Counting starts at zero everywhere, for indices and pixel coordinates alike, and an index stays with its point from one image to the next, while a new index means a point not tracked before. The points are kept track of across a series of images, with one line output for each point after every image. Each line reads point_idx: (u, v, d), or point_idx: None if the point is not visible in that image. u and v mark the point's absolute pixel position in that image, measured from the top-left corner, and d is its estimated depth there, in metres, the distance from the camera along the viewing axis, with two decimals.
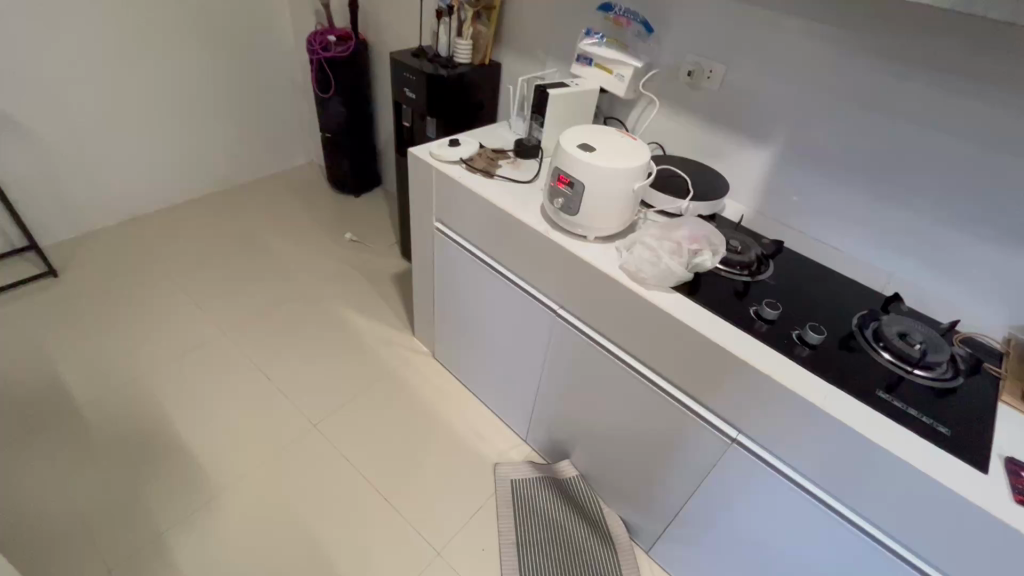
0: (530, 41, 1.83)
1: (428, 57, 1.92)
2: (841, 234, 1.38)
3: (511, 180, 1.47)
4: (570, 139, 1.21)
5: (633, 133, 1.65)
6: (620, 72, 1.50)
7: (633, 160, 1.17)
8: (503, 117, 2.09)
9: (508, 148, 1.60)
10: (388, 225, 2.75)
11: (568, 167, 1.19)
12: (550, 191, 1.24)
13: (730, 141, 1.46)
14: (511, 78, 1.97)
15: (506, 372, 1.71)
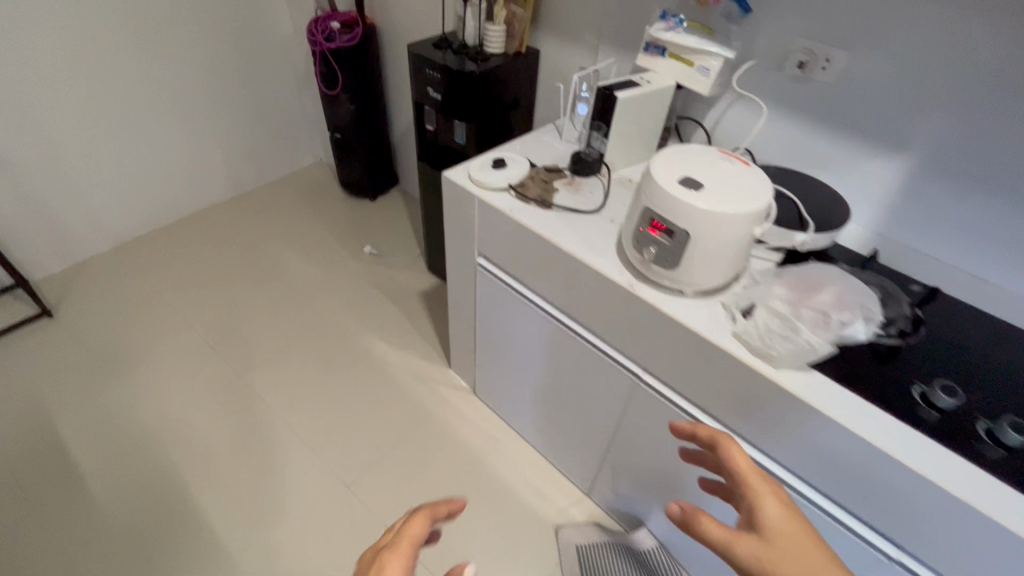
0: (577, 23, 1.51)
1: (453, 48, 1.61)
2: (1004, 268, 1.08)
3: (572, 209, 1.19)
4: (664, 170, 0.93)
5: (713, 134, 1.36)
6: (705, 65, 1.19)
7: (755, 196, 0.88)
8: (543, 114, 1.78)
9: (563, 165, 1.31)
10: (410, 232, 2.47)
11: (665, 209, 0.90)
12: (638, 235, 0.96)
13: (848, 149, 1.16)
14: (553, 68, 1.66)
15: (566, 424, 1.48)
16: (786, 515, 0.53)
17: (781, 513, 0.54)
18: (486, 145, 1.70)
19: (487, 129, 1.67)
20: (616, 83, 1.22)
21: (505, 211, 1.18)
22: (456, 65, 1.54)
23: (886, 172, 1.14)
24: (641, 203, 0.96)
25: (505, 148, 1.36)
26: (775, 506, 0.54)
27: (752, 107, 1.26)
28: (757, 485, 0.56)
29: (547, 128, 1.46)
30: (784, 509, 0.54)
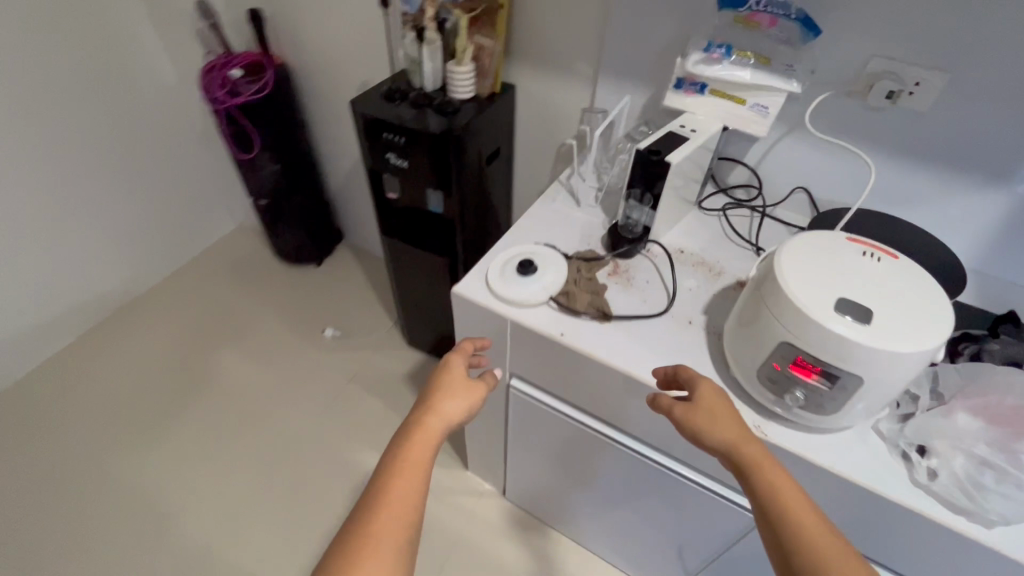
0: (569, 50, 1.21)
1: (411, 99, 1.26)
2: None
3: (636, 315, 0.92)
4: (810, 292, 0.67)
5: (760, 172, 1.13)
6: (762, 101, 0.95)
7: (937, 314, 0.65)
8: (528, 156, 1.47)
9: (600, 247, 1.03)
10: (375, 297, 2.10)
11: (829, 349, 0.65)
12: (775, 376, 0.71)
13: (945, 183, 0.96)
14: (537, 102, 1.35)
15: (638, 537, 1.24)
16: (714, 394, 0.74)
17: (712, 393, 0.74)
18: (469, 208, 1.38)
19: (470, 190, 1.34)
20: (658, 139, 0.94)
21: (555, 336, 0.88)
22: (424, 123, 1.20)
23: (992, 208, 0.95)
24: (777, 334, 0.70)
25: (515, 234, 1.06)
26: (719, 397, 0.74)
27: (814, 142, 1.04)
28: (700, 381, 0.76)
29: (558, 191, 1.17)
30: (724, 404, 0.74)
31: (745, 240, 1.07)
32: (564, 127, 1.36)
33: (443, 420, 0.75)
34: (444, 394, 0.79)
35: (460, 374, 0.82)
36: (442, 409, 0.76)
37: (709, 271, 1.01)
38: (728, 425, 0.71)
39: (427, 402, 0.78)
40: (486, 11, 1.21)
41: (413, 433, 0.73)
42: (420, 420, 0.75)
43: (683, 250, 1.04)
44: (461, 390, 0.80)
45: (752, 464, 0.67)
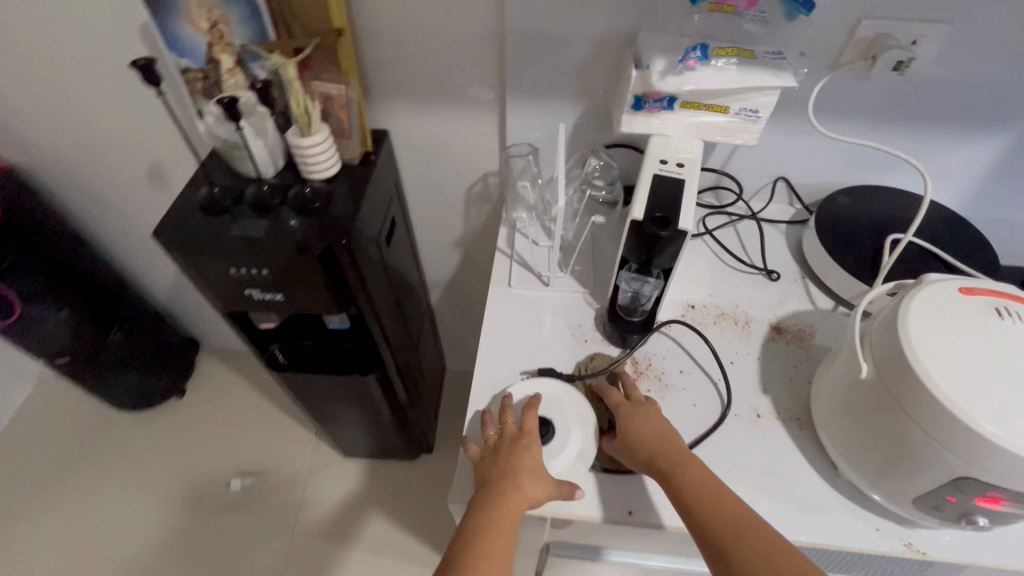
0: (459, 69, 0.88)
1: (249, 202, 0.85)
2: None
3: (695, 433, 0.70)
4: (955, 385, 0.51)
5: (730, 172, 0.92)
6: (749, 105, 0.72)
7: None
8: (429, 207, 1.13)
9: (605, 344, 0.79)
10: (277, 410, 1.64)
11: (1009, 473, 0.49)
12: (948, 509, 0.54)
13: (937, 140, 0.84)
14: (427, 143, 1.01)
15: None
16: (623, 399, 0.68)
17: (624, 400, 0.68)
18: (384, 309, 1.02)
19: (379, 291, 0.98)
20: (650, 193, 0.68)
21: (620, 517, 0.64)
22: (288, 237, 0.81)
23: (988, 151, 0.85)
24: (942, 458, 0.53)
25: (491, 370, 0.77)
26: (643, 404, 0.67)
27: (793, 126, 0.85)
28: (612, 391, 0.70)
29: (509, 272, 0.88)
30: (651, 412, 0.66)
31: (749, 261, 0.87)
32: (470, 165, 1.03)
33: (525, 504, 0.60)
34: (521, 469, 0.62)
35: (536, 446, 0.64)
36: (520, 489, 0.60)
37: (736, 323, 0.80)
38: (646, 432, 0.64)
39: (511, 472, 0.62)
40: (320, 45, 0.81)
41: (496, 511, 0.59)
42: (498, 497, 0.60)
43: (694, 304, 0.83)
44: (540, 466, 0.63)
45: (667, 467, 0.60)
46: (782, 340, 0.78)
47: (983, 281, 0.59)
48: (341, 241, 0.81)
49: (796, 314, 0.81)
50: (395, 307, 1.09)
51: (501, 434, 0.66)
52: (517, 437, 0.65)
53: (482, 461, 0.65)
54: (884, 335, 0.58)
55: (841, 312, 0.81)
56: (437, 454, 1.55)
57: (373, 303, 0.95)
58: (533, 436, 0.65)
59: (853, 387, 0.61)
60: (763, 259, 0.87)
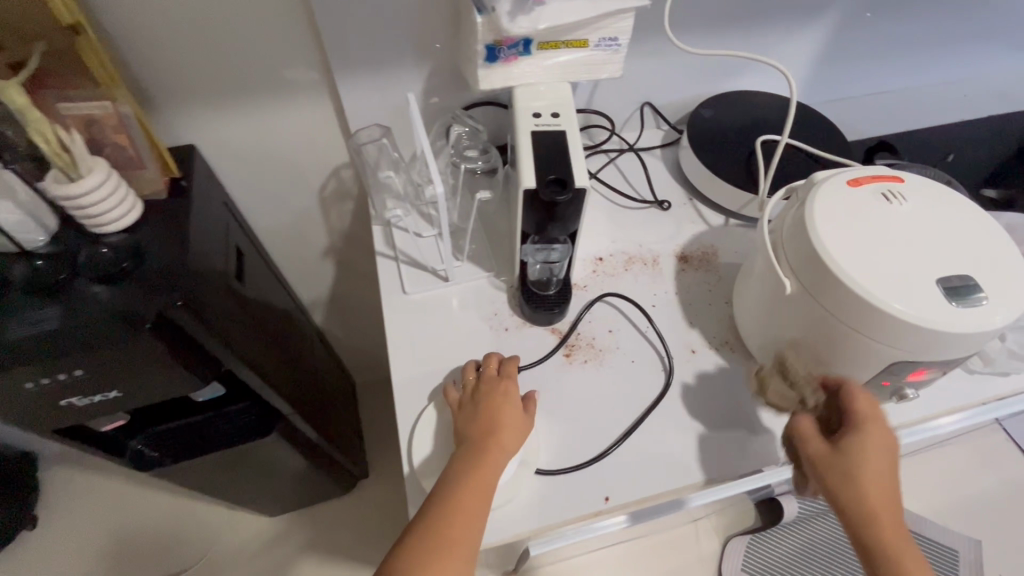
0: (264, 48, 0.70)
1: (25, 284, 0.63)
2: (913, 72, 1.01)
3: (643, 392, 0.67)
4: (867, 273, 0.53)
5: (596, 107, 0.88)
6: (607, 34, 0.66)
7: (996, 234, 0.55)
8: (280, 220, 0.95)
9: (528, 325, 0.72)
10: (169, 500, 1.37)
11: (925, 348, 0.52)
12: (881, 391, 0.58)
13: (772, 36, 0.87)
14: (252, 147, 0.82)
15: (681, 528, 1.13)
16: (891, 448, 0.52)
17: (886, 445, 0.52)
18: (265, 356, 0.85)
19: (252, 339, 0.81)
20: (534, 155, 0.60)
21: (600, 507, 0.60)
22: (104, 313, 0.62)
23: (814, 36, 0.90)
24: (870, 351, 0.54)
25: (413, 396, 0.67)
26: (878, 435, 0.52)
27: (647, 47, 0.81)
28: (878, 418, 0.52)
29: (399, 277, 0.76)
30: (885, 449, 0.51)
31: (639, 197, 0.85)
32: (313, 162, 0.87)
33: (506, 458, 0.58)
34: (502, 418, 0.60)
35: (516, 396, 0.63)
36: (500, 443, 0.58)
37: (646, 265, 0.78)
38: (876, 485, 0.50)
39: (490, 422, 0.59)
40: (53, 53, 0.59)
41: (476, 461, 0.56)
42: (480, 448, 0.57)
43: (602, 256, 0.78)
44: (519, 418, 0.61)
45: (883, 534, 0.49)
46: (692, 268, 0.78)
47: (863, 168, 0.60)
48: (178, 301, 0.64)
49: (696, 238, 0.81)
50: (278, 350, 0.92)
51: (481, 381, 0.64)
52: (495, 387, 0.63)
53: (460, 409, 0.62)
54: (793, 241, 0.58)
55: (733, 225, 0.83)
56: (374, 477, 1.43)
57: (248, 356, 0.78)
58: (513, 385, 0.64)
59: (773, 302, 0.62)
60: (652, 191, 0.85)
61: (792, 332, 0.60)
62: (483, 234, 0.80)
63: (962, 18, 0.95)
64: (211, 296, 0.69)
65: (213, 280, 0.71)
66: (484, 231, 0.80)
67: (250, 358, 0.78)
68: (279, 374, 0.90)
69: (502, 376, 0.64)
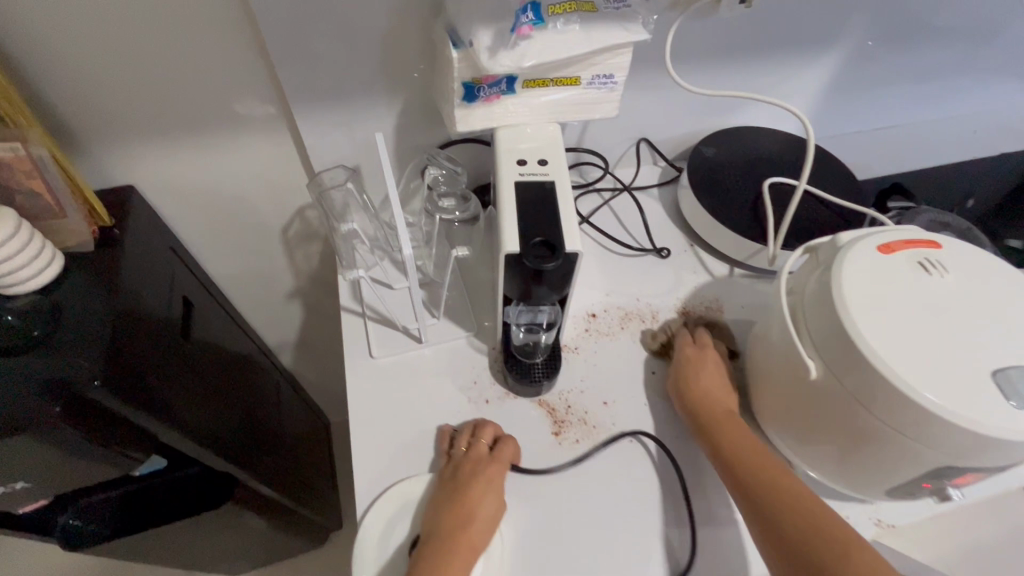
0: (212, 78, 0.62)
1: None
2: (921, 106, 0.96)
3: (642, 478, 0.59)
4: (908, 361, 0.45)
5: (588, 143, 0.80)
6: (601, 70, 0.58)
7: None
8: (238, 261, 0.86)
9: (512, 395, 0.63)
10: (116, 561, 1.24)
11: (975, 453, 0.44)
12: (919, 491, 0.50)
13: (777, 69, 0.81)
14: (202, 186, 0.73)
15: None
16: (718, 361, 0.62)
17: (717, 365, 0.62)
18: (217, 419, 0.75)
19: (199, 402, 0.71)
20: (518, 212, 0.52)
21: None
22: (11, 386, 0.53)
23: (822, 69, 0.83)
24: (910, 451, 0.46)
25: (376, 483, 0.57)
26: (709, 357, 0.62)
27: (644, 81, 0.74)
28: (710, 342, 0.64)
29: (367, 337, 0.67)
30: (718, 367, 0.62)
31: (635, 243, 0.77)
32: (273, 201, 0.78)
33: (473, 560, 0.50)
34: (478, 512, 0.52)
35: (501, 484, 0.55)
36: (472, 540, 0.51)
37: (644, 322, 0.70)
38: (716, 398, 0.59)
39: (464, 514, 0.52)
40: None
41: (438, 563, 0.49)
42: (448, 543, 0.50)
43: (595, 312, 0.70)
44: (499, 510, 0.54)
45: (730, 445, 0.54)
46: (694, 327, 0.70)
47: (891, 229, 0.53)
48: (93, 379, 0.54)
49: (698, 291, 0.73)
50: (235, 407, 0.82)
51: (466, 456, 0.56)
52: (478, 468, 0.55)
53: (441, 484, 0.55)
54: (817, 314, 0.50)
55: (738, 275, 0.75)
56: (347, 528, 1.33)
57: (193, 423, 0.68)
58: (501, 468, 0.56)
59: (790, 382, 0.54)
60: (649, 237, 0.77)
61: (813, 418, 0.52)
62: (462, 287, 0.72)
63: (975, 52, 0.90)
64: (141, 364, 0.60)
65: (147, 344, 0.62)
66: (464, 284, 0.72)
67: (194, 426, 0.68)
68: (235, 435, 0.80)
69: (490, 455, 0.56)
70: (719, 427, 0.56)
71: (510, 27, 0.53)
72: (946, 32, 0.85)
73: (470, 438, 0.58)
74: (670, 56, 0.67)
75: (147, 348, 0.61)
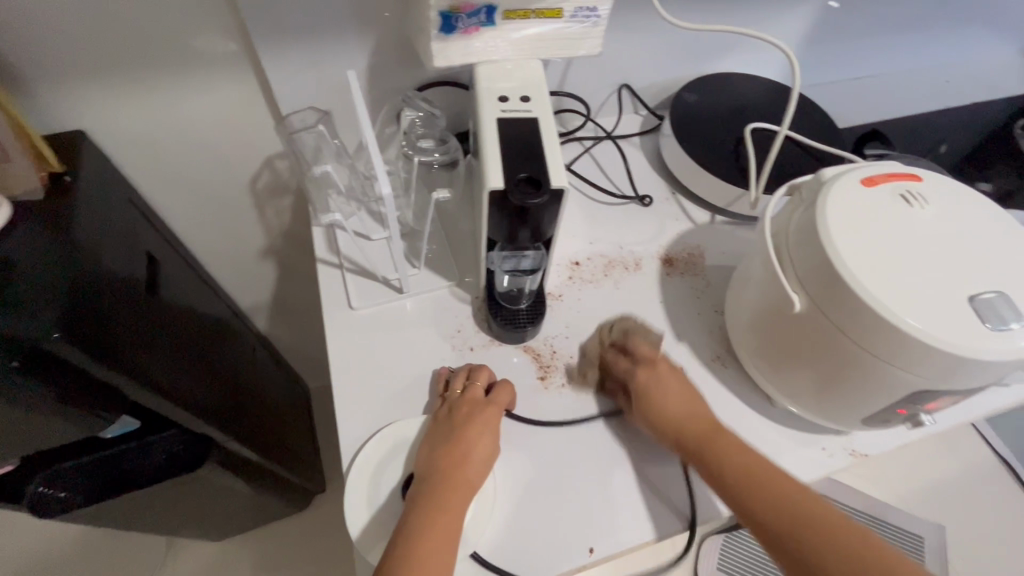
0: (164, 8, 0.57)
1: None
2: (897, 55, 0.96)
3: (628, 418, 0.59)
4: (889, 289, 0.45)
5: (569, 88, 0.78)
6: (585, 2, 0.56)
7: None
8: (205, 216, 0.82)
9: (497, 342, 0.62)
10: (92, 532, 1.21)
11: (950, 375, 0.45)
12: (894, 419, 0.51)
13: (759, 12, 0.79)
14: (162, 133, 0.68)
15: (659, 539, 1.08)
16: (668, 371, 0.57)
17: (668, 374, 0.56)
18: (191, 378, 0.73)
19: (171, 361, 0.69)
20: (502, 149, 0.50)
21: (585, 560, 0.51)
22: None
23: (804, 13, 0.82)
24: (888, 377, 0.48)
25: (361, 432, 0.56)
26: (660, 365, 0.57)
27: (626, 21, 0.72)
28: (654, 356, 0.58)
29: (346, 289, 0.65)
30: (669, 374, 0.56)
31: (618, 192, 0.76)
32: (240, 149, 0.74)
33: (469, 498, 0.50)
34: (472, 454, 0.52)
35: (497, 425, 0.55)
36: (468, 479, 0.50)
37: (628, 269, 0.70)
38: (674, 418, 0.54)
39: (459, 453, 0.51)
40: None
41: (435, 501, 0.48)
42: (445, 482, 0.49)
43: (579, 260, 0.70)
44: (495, 450, 0.54)
45: (696, 441, 0.52)
46: (677, 272, 0.70)
47: (873, 165, 0.53)
48: (54, 333, 0.51)
49: (680, 238, 0.73)
50: (210, 367, 0.80)
51: (460, 398, 0.55)
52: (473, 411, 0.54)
53: (437, 423, 0.55)
54: (800, 248, 0.51)
55: (719, 222, 0.75)
56: (331, 491, 1.33)
57: (166, 382, 0.66)
58: (497, 410, 0.55)
59: (772, 318, 0.55)
60: (631, 185, 0.76)
61: (794, 352, 0.53)
62: (443, 236, 0.70)
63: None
64: (101, 321, 0.57)
65: (106, 301, 0.58)
66: (444, 233, 0.70)
67: (166, 385, 0.66)
68: (211, 394, 0.78)
69: (484, 399, 0.55)
70: (682, 433, 0.53)
71: None
72: None
73: (465, 380, 0.57)
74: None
75: (109, 303, 0.58)
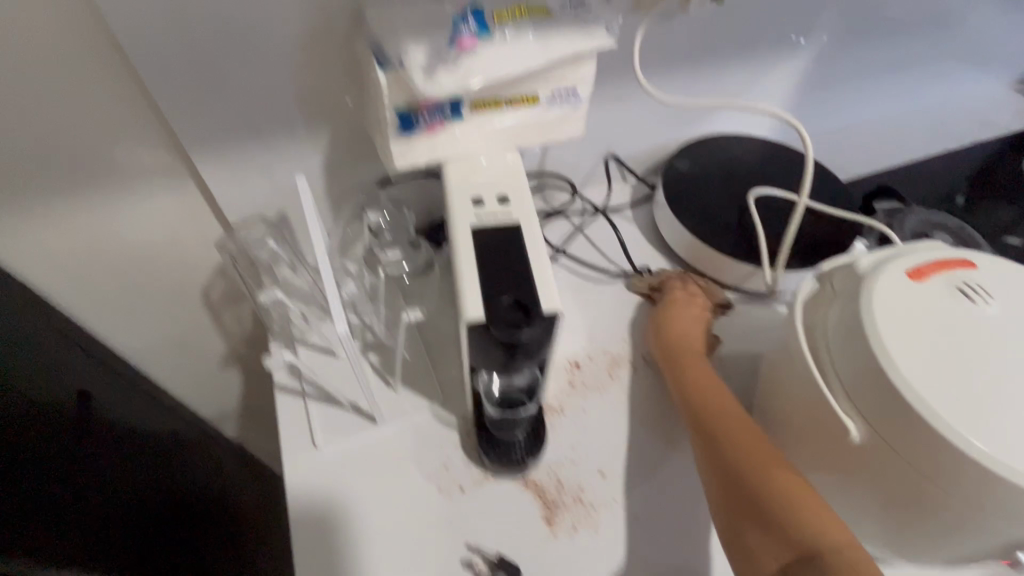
0: (81, 124, 0.50)
1: None
2: (889, 101, 0.92)
3: (657, 565, 0.49)
4: (968, 418, 0.37)
5: (551, 163, 0.71)
6: (563, 85, 0.49)
7: None
8: (154, 332, 0.72)
9: (493, 476, 0.53)
10: None
11: None
12: (983, 561, 0.42)
13: (747, 72, 0.74)
14: (93, 254, 0.60)
15: None
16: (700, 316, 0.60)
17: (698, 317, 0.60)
18: (136, 510, 0.64)
19: (104, 492, 0.60)
20: (480, 269, 0.42)
21: None
22: None
23: (793, 68, 0.77)
24: (977, 521, 0.38)
25: None
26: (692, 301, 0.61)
27: (608, 93, 0.66)
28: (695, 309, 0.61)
29: (311, 422, 0.55)
30: (693, 315, 0.60)
31: (615, 267, 0.68)
32: (187, 261, 0.65)
33: None
34: None
35: None
36: None
37: (635, 368, 0.61)
38: (682, 336, 0.58)
39: None
40: None
41: None
42: None
43: (579, 360, 0.61)
44: None
45: (678, 359, 0.55)
46: None
47: (914, 251, 0.46)
48: None
49: None
50: (170, 491, 0.71)
51: None
52: None
53: None
54: (846, 358, 0.42)
55: (731, 301, 0.67)
56: None
57: (89, 517, 0.58)
58: None
59: (819, 438, 0.46)
60: (629, 258, 0.69)
61: (851, 480, 0.44)
62: (422, 346, 0.61)
63: (939, 41, 0.86)
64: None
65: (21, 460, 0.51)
66: (423, 342, 0.61)
67: (82, 528, 0.57)
68: (169, 523, 0.70)
69: None
70: (677, 343, 0.57)
71: (449, 44, 0.43)
72: (912, 23, 0.81)
73: None
74: (638, 63, 0.59)
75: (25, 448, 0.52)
